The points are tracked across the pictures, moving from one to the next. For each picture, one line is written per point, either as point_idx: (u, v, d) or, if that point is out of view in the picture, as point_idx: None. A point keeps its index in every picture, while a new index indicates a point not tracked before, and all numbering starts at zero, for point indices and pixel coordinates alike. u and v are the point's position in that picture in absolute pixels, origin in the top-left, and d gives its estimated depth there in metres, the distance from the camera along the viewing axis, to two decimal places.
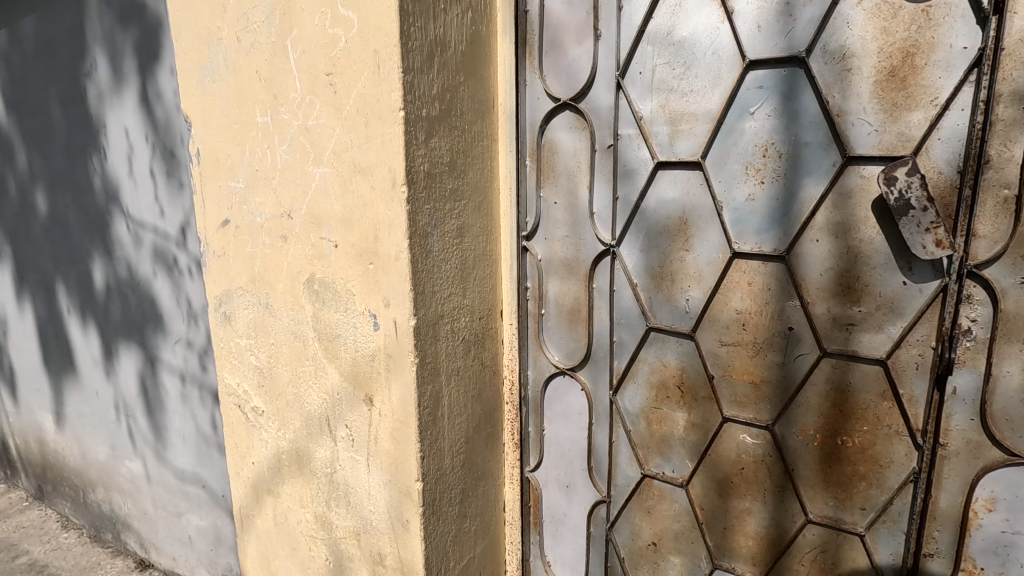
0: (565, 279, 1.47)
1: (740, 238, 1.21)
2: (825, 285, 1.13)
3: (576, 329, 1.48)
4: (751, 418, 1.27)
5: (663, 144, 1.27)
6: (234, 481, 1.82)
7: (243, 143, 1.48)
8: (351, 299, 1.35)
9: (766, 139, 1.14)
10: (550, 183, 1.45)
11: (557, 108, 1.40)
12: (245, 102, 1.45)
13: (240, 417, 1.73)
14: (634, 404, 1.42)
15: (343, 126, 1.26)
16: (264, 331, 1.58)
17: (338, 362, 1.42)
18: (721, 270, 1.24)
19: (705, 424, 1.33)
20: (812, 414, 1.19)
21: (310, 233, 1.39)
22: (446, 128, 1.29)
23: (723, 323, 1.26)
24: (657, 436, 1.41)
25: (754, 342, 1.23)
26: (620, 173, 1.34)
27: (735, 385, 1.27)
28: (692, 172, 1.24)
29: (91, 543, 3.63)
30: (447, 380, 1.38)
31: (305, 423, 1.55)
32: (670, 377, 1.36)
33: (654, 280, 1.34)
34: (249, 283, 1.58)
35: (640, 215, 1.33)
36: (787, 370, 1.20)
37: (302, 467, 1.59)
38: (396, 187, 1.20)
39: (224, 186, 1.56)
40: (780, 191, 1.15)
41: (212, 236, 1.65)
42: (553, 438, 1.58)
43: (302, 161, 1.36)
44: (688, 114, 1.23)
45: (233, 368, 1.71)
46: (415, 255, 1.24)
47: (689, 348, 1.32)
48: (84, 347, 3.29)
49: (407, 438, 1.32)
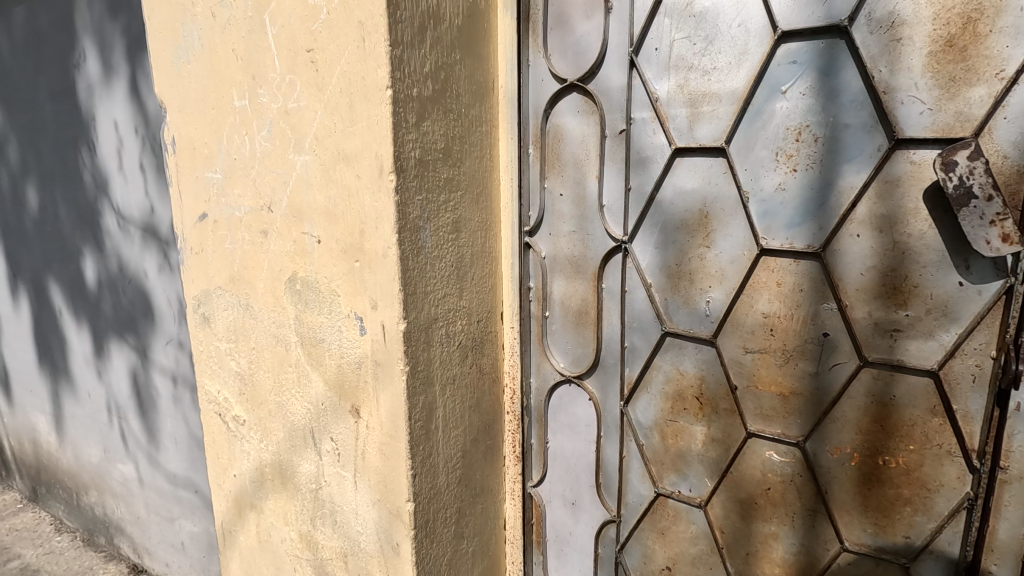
0: (572, 279, 1.35)
1: (768, 233, 1.08)
2: (866, 286, 1.00)
3: (584, 334, 1.35)
4: (779, 434, 1.14)
5: (681, 128, 1.14)
6: (216, 494, 1.70)
7: (220, 129, 1.36)
8: (335, 300, 1.23)
9: (800, 121, 1.01)
10: (556, 174, 1.33)
11: (563, 90, 1.28)
12: (222, 84, 1.32)
13: (221, 426, 1.61)
14: (647, 416, 1.30)
15: (325, 109, 1.14)
16: (245, 334, 1.46)
17: (323, 369, 1.30)
18: (746, 269, 1.11)
19: (726, 439, 1.20)
20: (849, 431, 1.06)
21: (291, 228, 1.27)
22: (440, 111, 1.17)
23: (748, 328, 1.13)
24: (673, 451, 1.28)
25: (783, 350, 1.10)
26: (633, 161, 1.21)
27: (760, 397, 1.14)
28: (715, 159, 1.11)
29: (84, 547, 3.52)
30: (441, 390, 1.25)
31: (288, 434, 1.42)
32: (687, 387, 1.23)
33: (670, 280, 1.21)
34: (229, 282, 1.46)
35: (655, 208, 1.20)
36: (821, 382, 1.07)
37: (286, 481, 1.47)
38: (383, 175, 1.08)
39: (200, 177, 1.44)
40: (815, 180, 1.02)
41: (189, 231, 1.52)
42: (557, 451, 1.46)
43: (283, 148, 1.24)
44: (710, 95, 1.10)
45: (213, 374, 1.59)
46: (406, 251, 1.12)
47: (710, 355, 1.19)
48: (76, 347, 3.18)
49: (397, 454, 1.20)
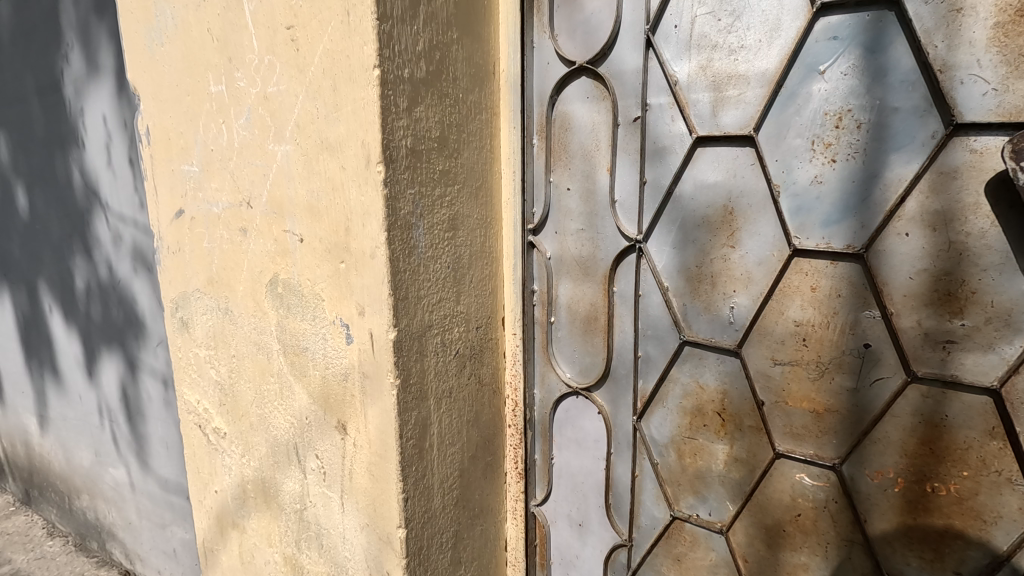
0: (580, 281, 1.23)
1: (802, 231, 0.96)
2: (915, 292, 0.88)
3: (593, 341, 1.24)
4: (811, 455, 1.02)
5: (703, 115, 1.02)
6: (197, 510, 1.59)
7: (195, 117, 1.24)
8: (319, 305, 1.12)
9: (841, 105, 0.90)
10: (562, 166, 1.21)
11: (571, 74, 1.16)
12: (197, 68, 1.20)
13: (201, 439, 1.50)
14: (663, 433, 1.18)
15: (307, 92, 1.02)
16: (224, 341, 1.35)
17: (307, 381, 1.18)
18: (776, 272, 1.00)
19: (751, 459, 1.09)
20: (893, 454, 0.94)
21: (272, 225, 1.15)
22: (435, 95, 1.05)
23: (777, 338, 1.02)
24: (690, 472, 1.16)
25: (817, 362, 0.98)
26: (648, 152, 1.09)
27: (791, 414, 1.03)
28: (742, 149, 1.00)
29: (76, 552, 3.40)
30: (437, 404, 1.14)
31: (271, 449, 1.31)
32: (708, 402, 1.12)
33: (689, 283, 1.09)
34: (207, 284, 1.35)
35: (674, 203, 1.08)
36: (860, 398, 0.96)
37: (270, 500, 1.35)
38: (370, 166, 0.96)
39: (176, 170, 1.33)
40: (857, 172, 0.90)
41: (165, 229, 1.41)
42: (563, 468, 1.35)
43: (262, 137, 1.12)
44: (736, 77, 0.98)
45: (193, 383, 1.47)
46: (396, 251, 1.00)
47: (733, 367, 1.07)
48: (65, 349, 3.07)
49: (387, 476, 1.08)
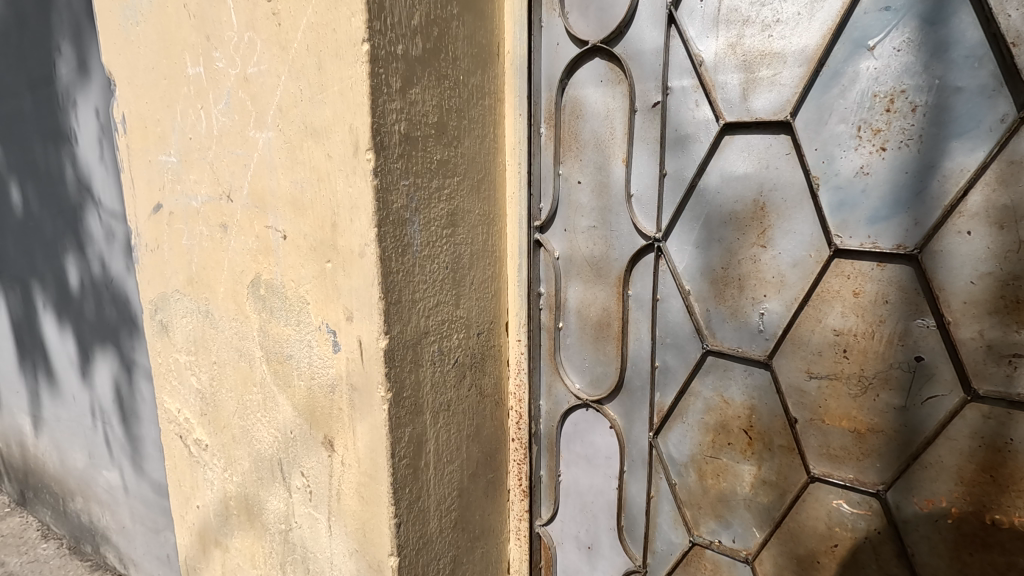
0: (591, 284, 1.13)
1: (844, 229, 0.85)
2: (978, 298, 0.77)
3: (605, 350, 1.13)
4: (851, 480, 0.91)
5: (732, 99, 0.92)
6: (179, 526, 1.48)
7: (173, 102, 1.14)
8: (304, 309, 1.01)
9: (892, 85, 0.79)
10: (573, 156, 1.10)
11: (584, 55, 1.05)
12: (174, 48, 1.10)
13: (183, 450, 1.39)
14: (682, 451, 1.08)
15: (290, 72, 0.92)
16: (205, 346, 1.24)
17: (292, 392, 1.08)
18: (813, 275, 0.89)
19: (781, 483, 0.98)
20: (946, 481, 0.83)
21: (253, 220, 1.05)
22: (433, 76, 0.94)
23: (813, 348, 0.91)
24: (712, 494, 1.05)
25: (859, 377, 0.88)
26: (669, 141, 0.98)
27: (828, 433, 0.92)
28: (775, 136, 0.89)
29: (69, 556, 3.29)
30: (433, 418, 1.03)
31: (255, 464, 1.21)
32: (733, 419, 1.01)
33: (713, 287, 0.98)
34: (187, 284, 1.24)
35: (697, 197, 0.97)
36: (910, 418, 0.84)
37: (253, 518, 1.25)
38: (359, 153, 0.86)
39: (154, 160, 1.22)
40: (911, 161, 0.79)
41: (143, 225, 1.30)
42: (571, 486, 1.24)
43: (242, 123, 1.02)
44: (770, 55, 0.87)
45: (173, 391, 1.37)
46: (387, 249, 0.90)
47: (763, 381, 0.97)
48: (57, 349, 2.98)
49: (378, 498, 0.98)
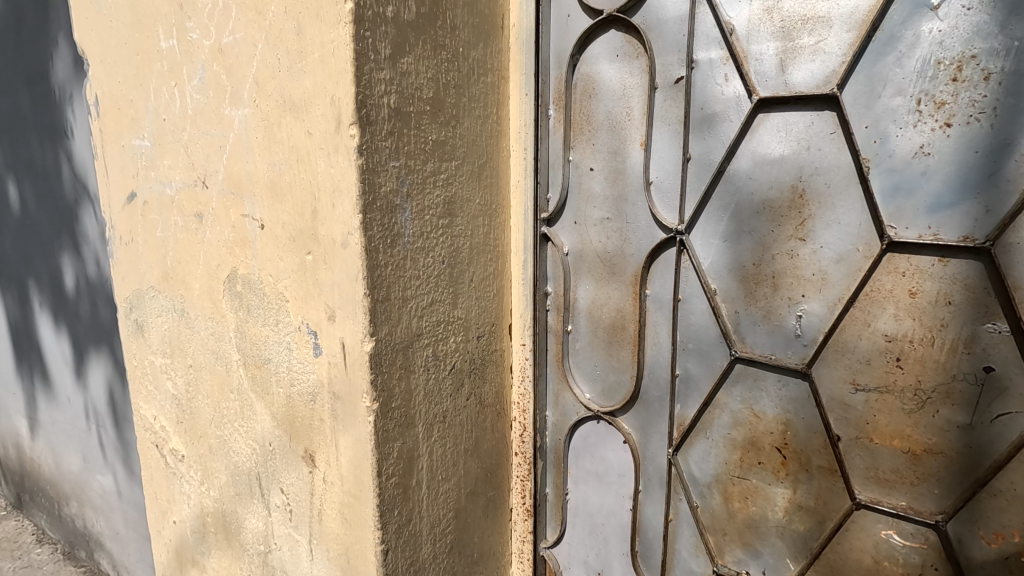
0: (604, 283, 1.01)
1: (900, 219, 0.74)
2: None
3: (618, 355, 1.02)
4: (903, 508, 0.79)
5: (767, 71, 0.81)
6: (157, 542, 1.37)
7: (145, 81, 1.04)
8: (282, 308, 0.91)
9: (961, 50, 0.68)
10: (585, 140, 1.00)
11: (598, 26, 0.95)
12: (146, 21, 1.00)
13: (159, 460, 1.29)
14: (705, 470, 0.96)
15: (267, 39, 0.82)
16: (181, 349, 1.14)
17: (270, 400, 0.97)
18: (861, 272, 0.77)
19: (821, 509, 0.86)
20: (1020, 513, 0.71)
21: (229, 209, 0.95)
22: (428, 45, 0.84)
23: (860, 356, 0.79)
24: (739, 519, 0.94)
25: (915, 390, 0.76)
26: (693, 121, 0.87)
27: (876, 454, 0.80)
28: (818, 113, 0.78)
29: (63, 561, 3.17)
30: (426, 431, 0.92)
31: (232, 479, 1.10)
32: (764, 435, 0.89)
33: (743, 285, 0.87)
34: (162, 280, 1.14)
35: (725, 184, 0.86)
36: (976, 438, 0.73)
37: (231, 537, 1.14)
38: (341, 128, 0.76)
39: (127, 145, 1.12)
40: (983, 139, 0.68)
41: (118, 216, 1.20)
42: (580, 506, 1.12)
43: (217, 101, 0.92)
44: (813, 20, 0.76)
45: (149, 397, 1.26)
46: (374, 239, 0.79)
47: (800, 393, 0.85)
48: (50, 350, 2.89)
49: (363, 521, 0.87)
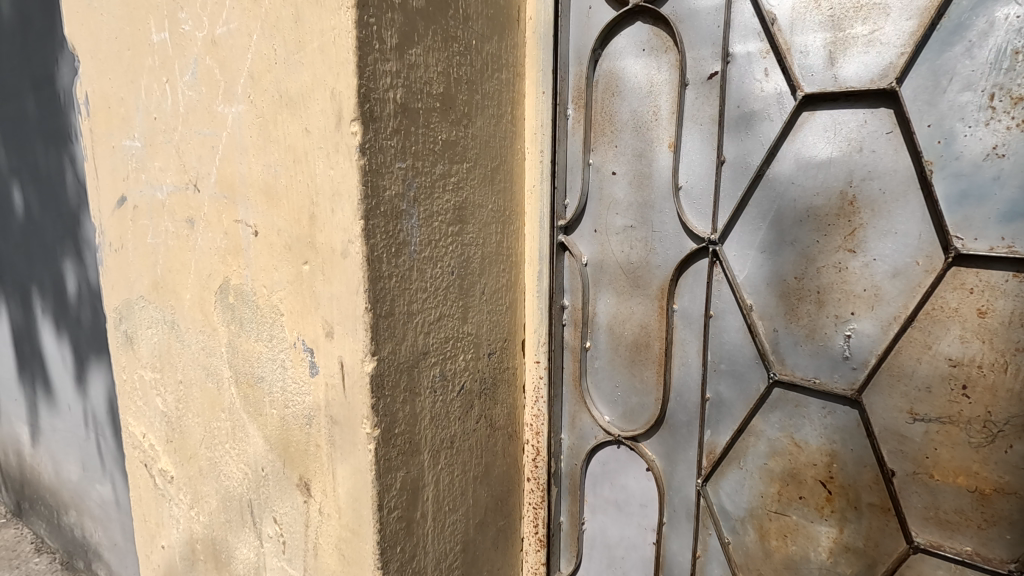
0: (626, 296, 0.93)
1: (968, 229, 0.65)
2: None
3: (642, 376, 0.94)
4: (969, 554, 0.70)
5: (813, 65, 0.73)
6: (145, 566, 1.29)
7: (136, 77, 0.97)
8: (277, 322, 0.83)
9: None
10: (607, 141, 0.92)
11: (622, 19, 0.87)
12: (137, 13, 0.94)
13: (148, 481, 1.21)
14: (737, 503, 0.87)
15: (263, 29, 0.75)
16: (171, 363, 1.07)
17: (263, 422, 0.90)
18: (921, 289, 0.69)
19: (871, 552, 0.77)
20: None
21: (221, 214, 0.88)
22: (439, 35, 0.77)
23: (919, 383, 0.71)
24: (775, 558, 0.85)
25: (983, 422, 0.67)
26: (728, 120, 0.80)
27: (937, 492, 0.71)
28: (872, 110, 0.70)
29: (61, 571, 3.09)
30: (433, 459, 0.84)
31: (223, 504, 1.02)
32: (807, 467, 0.80)
33: (783, 301, 0.79)
34: (152, 290, 1.07)
35: (764, 190, 0.78)
36: None
37: (222, 567, 1.06)
38: (342, 125, 0.69)
39: (118, 146, 1.06)
40: None
41: (108, 221, 1.14)
42: (597, 537, 1.04)
43: (210, 97, 0.85)
44: (867, 8, 0.69)
45: (139, 413, 1.19)
46: (377, 248, 0.72)
47: (847, 421, 0.76)
48: (52, 358, 2.83)
49: (362, 559, 0.79)
